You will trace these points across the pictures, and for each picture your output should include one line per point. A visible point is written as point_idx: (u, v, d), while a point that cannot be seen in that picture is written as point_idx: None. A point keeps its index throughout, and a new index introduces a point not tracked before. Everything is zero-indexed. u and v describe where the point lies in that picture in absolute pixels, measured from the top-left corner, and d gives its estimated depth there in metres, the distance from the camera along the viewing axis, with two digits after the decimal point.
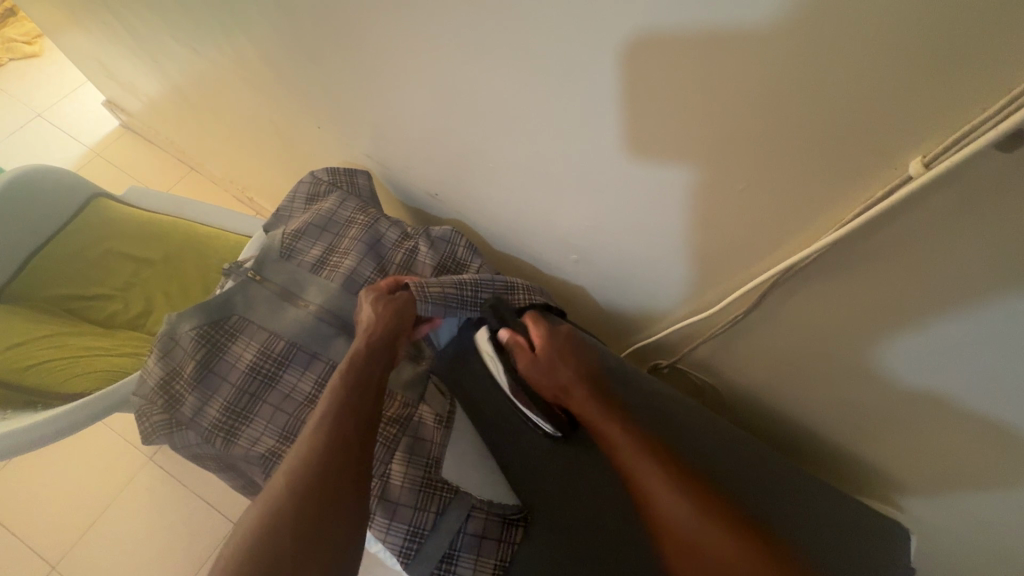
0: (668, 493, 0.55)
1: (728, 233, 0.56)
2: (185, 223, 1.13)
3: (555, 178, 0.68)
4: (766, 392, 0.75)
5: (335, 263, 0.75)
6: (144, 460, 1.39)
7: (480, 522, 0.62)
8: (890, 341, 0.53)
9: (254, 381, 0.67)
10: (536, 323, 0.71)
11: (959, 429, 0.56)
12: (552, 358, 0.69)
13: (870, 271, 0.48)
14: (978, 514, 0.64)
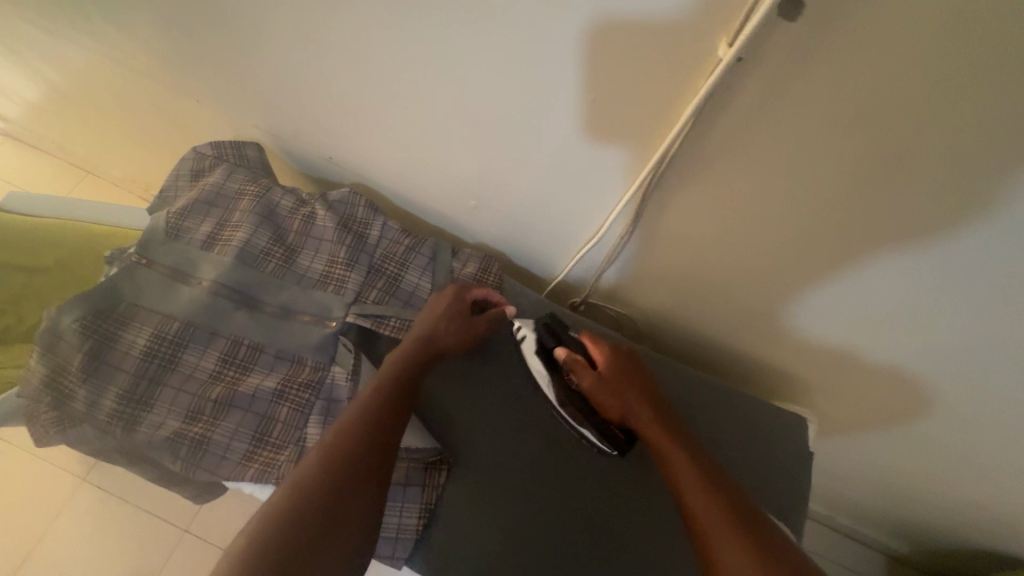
0: (728, 545, 0.44)
1: (597, 152, 0.57)
2: (63, 222, 1.02)
3: (437, 120, 0.66)
4: (669, 313, 0.79)
5: (228, 237, 0.71)
6: (78, 482, 1.34)
7: (403, 471, 0.62)
8: (752, 239, 0.57)
9: (151, 366, 0.64)
10: (629, 326, 0.70)
11: (827, 314, 0.61)
12: (614, 388, 0.60)
13: (721, 170, 0.51)
14: (856, 392, 0.72)
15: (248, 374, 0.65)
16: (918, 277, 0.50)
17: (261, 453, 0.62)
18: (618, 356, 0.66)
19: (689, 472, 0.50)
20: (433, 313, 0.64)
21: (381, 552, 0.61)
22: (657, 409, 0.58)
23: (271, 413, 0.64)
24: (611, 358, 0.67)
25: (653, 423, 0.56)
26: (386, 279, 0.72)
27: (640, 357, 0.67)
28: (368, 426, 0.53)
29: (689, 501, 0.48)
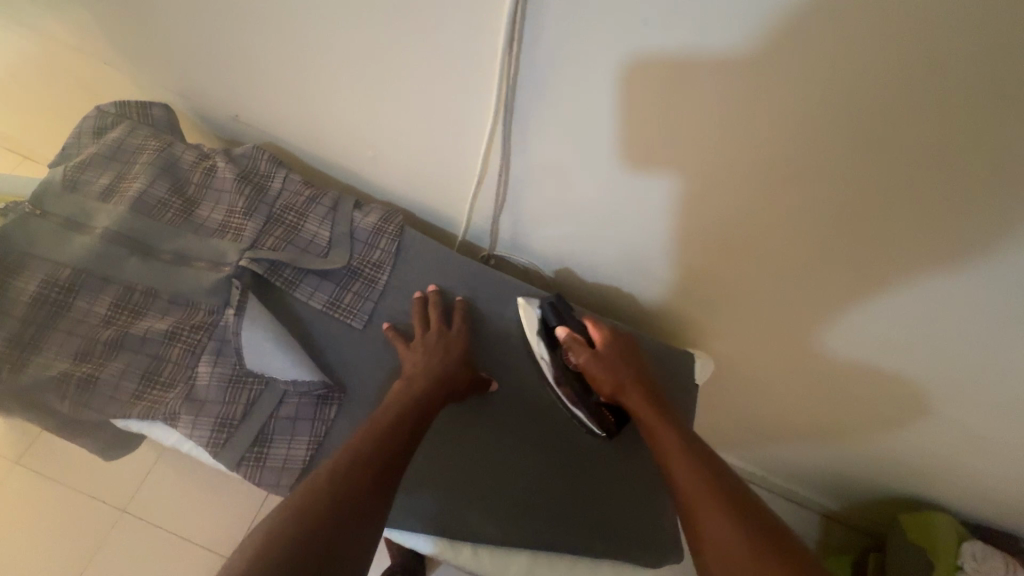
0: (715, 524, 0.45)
1: (459, 80, 0.59)
2: None
3: (318, 64, 0.67)
4: (569, 260, 0.81)
5: (125, 188, 0.73)
6: (10, 467, 1.32)
7: (293, 406, 0.64)
8: (610, 160, 0.59)
9: (41, 310, 0.65)
10: (596, 325, 0.67)
11: (692, 236, 0.64)
12: (609, 365, 0.62)
13: (562, 83, 0.53)
14: (741, 325, 0.75)
15: (140, 318, 0.66)
16: (748, 183, 0.54)
17: (149, 391, 0.63)
18: (592, 358, 0.63)
19: (681, 460, 0.51)
20: (441, 356, 0.65)
21: (266, 483, 0.61)
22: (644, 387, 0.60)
23: (162, 354, 0.65)
24: (585, 360, 0.63)
25: (642, 404, 0.58)
26: (284, 228, 0.73)
27: (614, 355, 0.63)
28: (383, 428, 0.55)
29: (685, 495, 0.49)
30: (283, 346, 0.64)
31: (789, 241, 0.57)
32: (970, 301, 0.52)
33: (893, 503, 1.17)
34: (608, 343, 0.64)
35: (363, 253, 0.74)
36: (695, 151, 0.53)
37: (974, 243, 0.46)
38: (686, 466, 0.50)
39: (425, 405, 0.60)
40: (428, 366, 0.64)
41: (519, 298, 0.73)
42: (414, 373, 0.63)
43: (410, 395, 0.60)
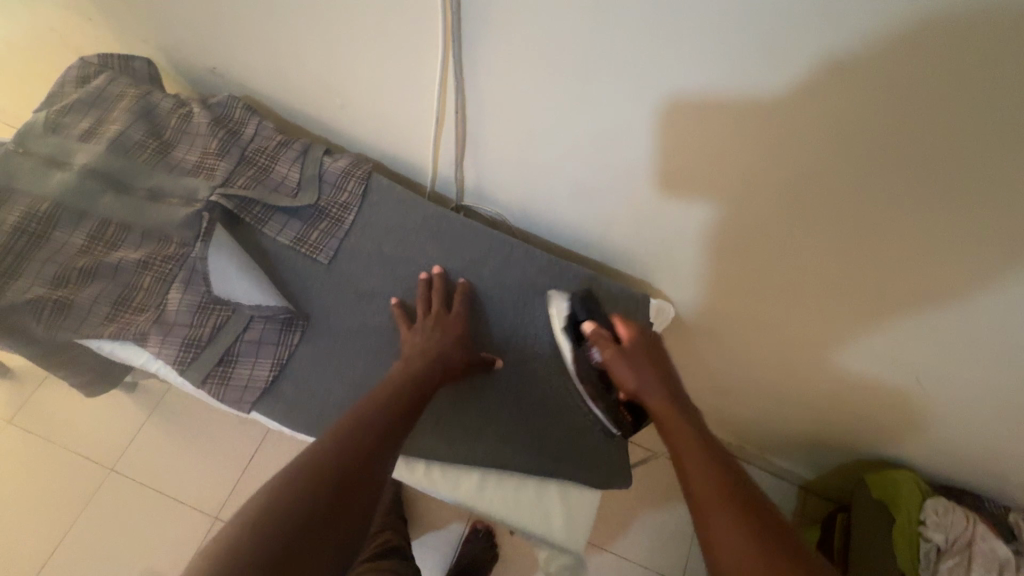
0: (720, 516, 0.47)
1: (408, 16, 0.61)
2: None
3: (279, 9, 0.70)
4: (532, 207, 0.84)
5: (105, 130, 0.76)
6: (3, 426, 1.36)
7: (258, 331, 0.67)
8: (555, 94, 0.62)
9: (19, 239, 0.68)
10: (626, 323, 0.68)
11: (639, 170, 0.66)
12: (628, 361, 0.63)
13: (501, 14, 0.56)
14: (696, 267, 0.78)
15: (115, 248, 0.70)
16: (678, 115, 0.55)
17: (121, 314, 0.67)
18: (616, 353, 0.64)
19: (695, 455, 0.53)
20: (435, 339, 0.67)
21: (229, 400, 0.65)
22: (669, 385, 0.61)
23: (134, 282, 0.68)
24: (609, 355, 0.64)
25: (661, 399, 0.59)
26: (256, 169, 0.77)
27: (638, 353, 0.64)
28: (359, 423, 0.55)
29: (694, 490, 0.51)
30: (249, 274, 0.68)
31: (722, 171, 0.60)
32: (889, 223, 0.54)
33: (859, 462, 1.19)
34: (633, 341, 0.65)
35: (330, 195, 0.77)
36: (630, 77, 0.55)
37: (883, 160, 0.48)
38: (700, 460, 0.52)
39: (418, 388, 0.62)
40: (424, 350, 0.66)
41: (480, 238, 0.76)
42: (412, 356, 0.65)
43: (405, 377, 0.63)
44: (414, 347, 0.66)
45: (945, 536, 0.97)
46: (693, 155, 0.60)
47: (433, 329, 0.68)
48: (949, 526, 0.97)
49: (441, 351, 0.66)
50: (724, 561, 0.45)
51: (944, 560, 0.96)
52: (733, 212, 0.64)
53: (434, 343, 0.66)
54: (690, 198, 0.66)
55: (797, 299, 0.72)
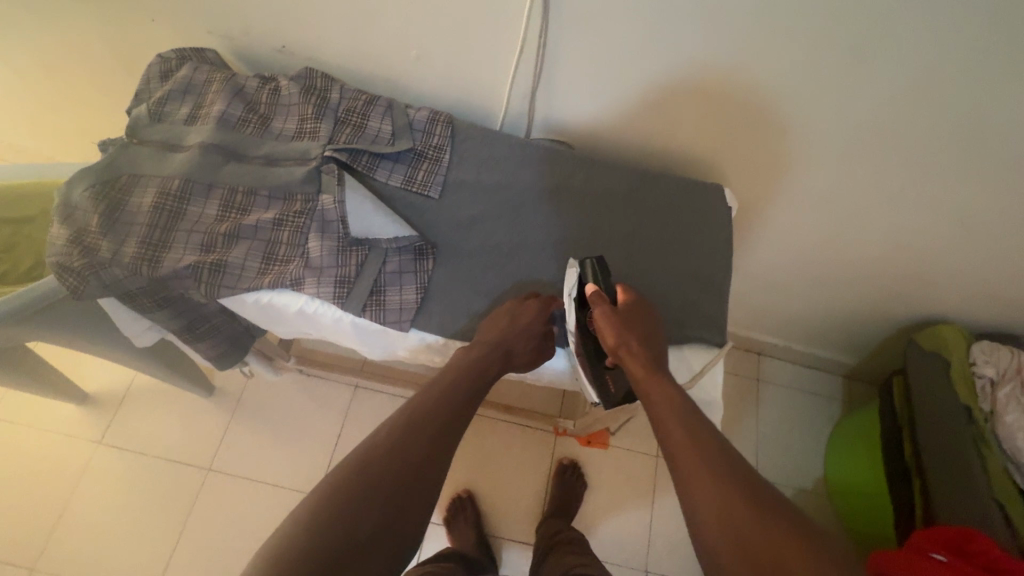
0: (703, 479, 0.53)
1: None
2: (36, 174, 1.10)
3: None
4: (599, 122, 0.94)
5: (206, 112, 0.81)
6: (94, 447, 1.40)
7: (397, 262, 0.74)
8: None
9: (161, 217, 0.74)
10: (626, 293, 0.71)
11: (710, 47, 0.78)
12: (621, 325, 0.67)
13: None
14: (751, 131, 0.92)
15: (248, 213, 0.76)
16: None
17: (272, 267, 0.73)
18: (605, 315, 0.68)
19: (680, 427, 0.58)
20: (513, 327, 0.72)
21: (389, 322, 0.72)
22: (650, 350, 0.66)
23: (275, 238, 0.74)
24: (599, 316, 0.69)
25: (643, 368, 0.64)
26: (352, 127, 0.83)
27: (631, 318, 0.68)
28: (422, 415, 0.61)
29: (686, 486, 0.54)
30: (381, 211, 0.75)
31: (790, 27, 0.73)
32: (924, 32, 0.69)
33: (900, 329, 1.33)
34: (626, 307, 0.69)
35: (424, 139, 0.84)
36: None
37: None
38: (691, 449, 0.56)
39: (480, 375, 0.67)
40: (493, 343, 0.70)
41: (567, 156, 0.86)
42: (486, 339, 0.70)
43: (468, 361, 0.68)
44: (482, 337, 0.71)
45: (996, 368, 1.12)
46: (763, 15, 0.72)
47: (509, 316, 0.72)
48: (998, 362, 1.13)
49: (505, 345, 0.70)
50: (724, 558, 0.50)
51: (1000, 389, 1.10)
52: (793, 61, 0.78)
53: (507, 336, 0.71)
54: (758, 58, 0.79)
55: (844, 134, 0.87)
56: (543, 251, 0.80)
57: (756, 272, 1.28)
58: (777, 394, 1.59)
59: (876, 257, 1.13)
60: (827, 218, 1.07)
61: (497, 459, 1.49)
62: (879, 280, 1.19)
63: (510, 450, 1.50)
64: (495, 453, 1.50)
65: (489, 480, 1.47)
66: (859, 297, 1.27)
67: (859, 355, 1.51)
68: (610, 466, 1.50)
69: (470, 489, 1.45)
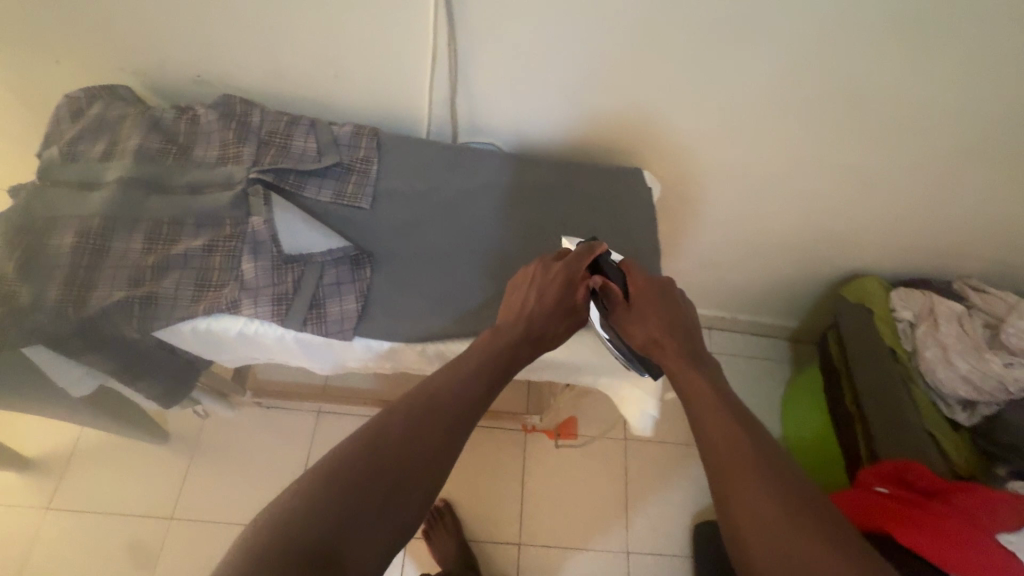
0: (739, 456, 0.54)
1: None
2: None
3: None
4: (522, 122, 0.99)
5: (123, 147, 0.80)
6: (42, 515, 1.32)
7: (334, 273, 0.75)
8: None
9: (83, 256, 0.72)
10: (633, 275, 0.74)
11: (609, 39, 0.84)
12: (642, 317, 0.70)
13: None
14: (663, 115, 0.98)
15: (177, 242, 0.75)
16: None
17: (206, 293, 0.72)
18: (624, 309, 0.71)
19: (717, 415, 0.58)
20: (538, 309, 0.70)
21: (332, 333, 0.73)
22: (678, 339, 0.67)
23: (206, 264, 0.74)
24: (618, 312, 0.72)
25: (675, 358, 0.66)
26: (276, 148, 0.83)
27: (648, 307, 0.71)
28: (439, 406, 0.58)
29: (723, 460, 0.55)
30: (314, 226, 0.76)
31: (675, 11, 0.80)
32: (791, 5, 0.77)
33: (829, 287, 1.43)
34: (642, 295, 0.72)
35: (350, 153, 0.85)
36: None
37: None
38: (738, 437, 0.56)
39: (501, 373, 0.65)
40: (520, 323, 0.70)
41: (492, 156, 0.89)
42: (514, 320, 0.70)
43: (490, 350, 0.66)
44: (507, 322, 0.69)
45: (912, 310, 1.22)
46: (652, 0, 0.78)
47: (536, 290, 0.72)
48: (913, 304, 1.23)
49: (532, 331, 0.70)
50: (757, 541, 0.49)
51: (917, 327, 1.19)
52: (687, 41, 0.84)
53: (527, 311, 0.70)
54: (655, 41, 0.84)
55: (743, 106, 0.95)
56: (480, 247, 0.83)
57: (691, 251, 1.35)
58: (730, 366, 1.67)
59: (793, 222, 1.22)
60: (745, 190, 1.15)
61: (471, 466, 1.50)
62: (801, 242, 1.28)
63: (483, 455, 1.51)
64: (469, 459, 1.50)
65: (466, 487, 1.47)
66: (787, 261, 1.35)
67: (798, 317, 1.60)
68: (582, 455, 1.53)
69: (448, 500, 1.45)
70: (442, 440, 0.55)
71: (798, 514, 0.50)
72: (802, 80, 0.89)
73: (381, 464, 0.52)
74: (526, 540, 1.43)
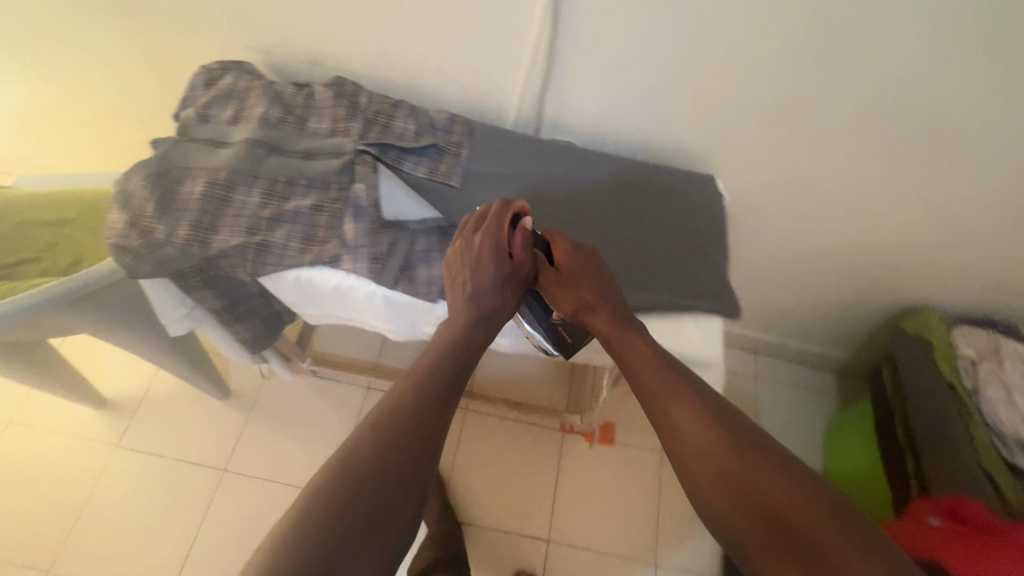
0: (687, 421, 0.65)
1: None
2: (79, 185, 1.18)
3: None
4: (602, 125, 1.04)
5: (249, 114, 0.90)
6: (111, 451, 1.43)
7: (424, 241, 0.83)
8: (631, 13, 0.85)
9: (210, 203, 0.81)
10: (561, 243, 0.79)
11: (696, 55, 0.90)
12: (569, 282, 0.77)
13: None
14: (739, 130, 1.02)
15: (289, 200, 0.83)
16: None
17: (311, 246, 0.80)
18: (554, 277, 0.78)
19: (666, 394, 0.68)
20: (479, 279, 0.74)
21: (420, 294, 0.80)
22: (607, 303, 0.75)
23: (313, 221, 0.81)
24: (549, 279, 0.78)
25: (606, 321, 0.75)
26: (380, 126, 0.91)
27: (577, 273, 0.77)
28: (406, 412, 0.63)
29: (680, 434, 0.65)
30: (410, 198, 0.86)
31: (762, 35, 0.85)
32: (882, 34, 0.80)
33: (885, 319, 1.41)
34: (571, 261, 0.77)
35: (445, 136, 0.92)
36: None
37: None
38: (687, 410, 0.66)
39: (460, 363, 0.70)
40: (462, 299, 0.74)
41: (573, 151, 0.96)
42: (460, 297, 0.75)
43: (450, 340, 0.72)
44: (457, 306, 0.75)
45: (975, 348, 1.20)
46: (746, 17, 0.83)
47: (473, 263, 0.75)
48: (976, 343, 1.21)
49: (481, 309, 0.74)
50: (709, 483, 0.62)
51: (981, 366, 1.17)
52: (773, 61, 0.88)
53: (473, 283, 0.74)
54: (743, 57, 0.89)
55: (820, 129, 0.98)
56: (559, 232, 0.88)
57: (745, 268, 1.37)
58: (772, 391, 1.66)
59: (855, 248, 1.22)
60: (811, 211, 1.16)
61: (506, 458, 1.53)
62: (859, 269, 1.28)
63: (518, 448, 1.54)
64: (504, 450, 1.54)
65: (499, 478, 1.50)
66: (843, 288, 1.35)
67: (849, 348, 1.58)
68: (616, 462, 1.54)
69: (460, 473, 1.50)
70: (410, 450, 0.60)
71: (732, 446, 0.62)
72: (885, 105, 0.91)
73: (364, 481, 0.56)
74: (554, 537, 1.44)
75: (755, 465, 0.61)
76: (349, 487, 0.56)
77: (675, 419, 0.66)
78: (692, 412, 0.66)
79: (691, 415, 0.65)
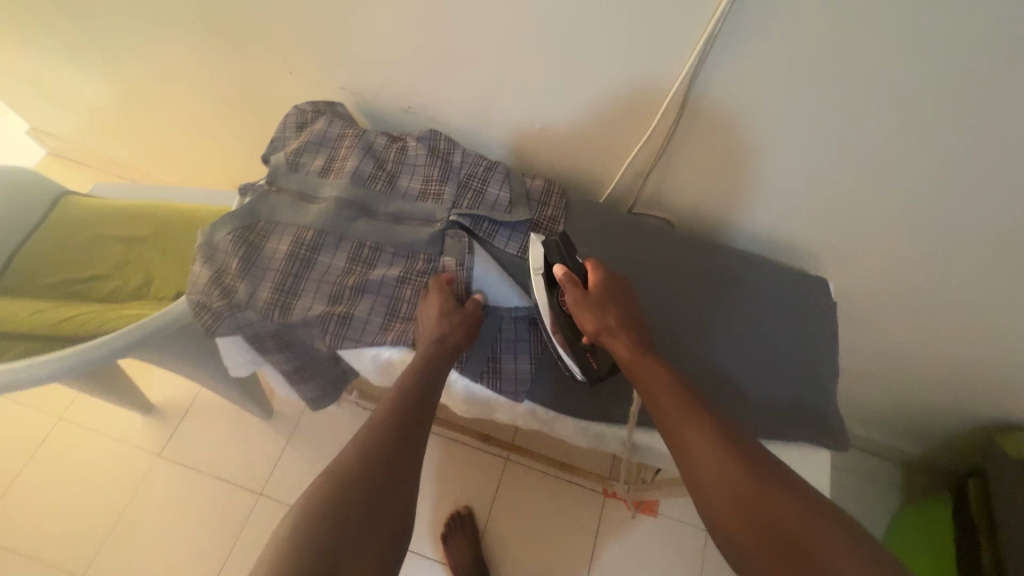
0: (708, 451, 0.59)
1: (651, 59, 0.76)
2: (157, 201, 1.18)
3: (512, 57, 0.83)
4: (706, 207, 0.96)
5: (340, 166, 0.86)
6: (154, 458, 1.43)
7: (512, 329, 0.79)
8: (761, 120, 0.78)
9: (294, 264, 0.77)
10: (594, 269, 0.74)
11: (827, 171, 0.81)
12: (598, 306, 0.70)
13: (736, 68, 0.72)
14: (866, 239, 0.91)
15: (373, 268, 0.79)
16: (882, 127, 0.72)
17: (394, 324, 0.76)
18: (580, 296, 0.71)
19: (683, 419, 0.61)
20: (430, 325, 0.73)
21: (505, 390, 0.75)
22: (630, 330, 0.69)
23: (398, 294, 0.77)
24: (574, 298, 0.71)
25: (627, 346, 0.68)
26: (472, 192, 0.85)
27: (603, 296, 0.71)
28: (373, 447, 0.63)
29: (700, 470, 0.58)
30: (503, 281, 0.80)
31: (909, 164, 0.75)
32: None
33: (977, 429, 1.28)
34: (600, 286, 0.72)
35: (540, 209, 0.87)
36: (867, 79, 0.67)
37: None
38: (708, 444, 0.59)
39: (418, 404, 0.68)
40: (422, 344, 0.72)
41: (675, 237, 0.89)
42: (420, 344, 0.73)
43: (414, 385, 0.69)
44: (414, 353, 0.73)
45: None
46: (893, 146, 0.74)
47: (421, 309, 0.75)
48: None
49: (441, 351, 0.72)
50: (728, 518, 0.55)
51: None
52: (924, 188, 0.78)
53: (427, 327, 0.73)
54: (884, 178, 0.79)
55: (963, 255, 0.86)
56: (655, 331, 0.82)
57: None
58: (833, 480, 1.54)
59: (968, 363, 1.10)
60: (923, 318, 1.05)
61: (544, 516, 1.47)
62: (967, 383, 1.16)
63: (557, 507, 1.48)
64: (542, 508, 1.47)
65: (534, 535, 1.45)
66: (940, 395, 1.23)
67: (929, 448, 1.45)
68: (659, 537, 1.46)
69: (490, 523, 1.45)
70: (374, 486, 0.59)
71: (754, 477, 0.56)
72: None
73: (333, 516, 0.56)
74: None
75: (779, 498, 0.55)
76: (322, 520, 0.56)
77: (695, 449, 0.59)
78: (712, 439, 0.59)
79: (712, 443, 0.59)
